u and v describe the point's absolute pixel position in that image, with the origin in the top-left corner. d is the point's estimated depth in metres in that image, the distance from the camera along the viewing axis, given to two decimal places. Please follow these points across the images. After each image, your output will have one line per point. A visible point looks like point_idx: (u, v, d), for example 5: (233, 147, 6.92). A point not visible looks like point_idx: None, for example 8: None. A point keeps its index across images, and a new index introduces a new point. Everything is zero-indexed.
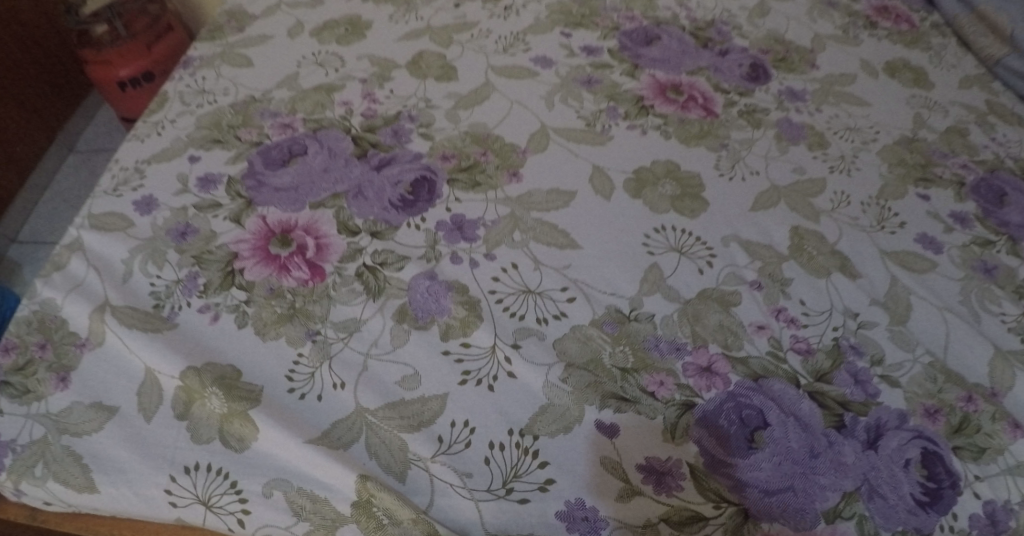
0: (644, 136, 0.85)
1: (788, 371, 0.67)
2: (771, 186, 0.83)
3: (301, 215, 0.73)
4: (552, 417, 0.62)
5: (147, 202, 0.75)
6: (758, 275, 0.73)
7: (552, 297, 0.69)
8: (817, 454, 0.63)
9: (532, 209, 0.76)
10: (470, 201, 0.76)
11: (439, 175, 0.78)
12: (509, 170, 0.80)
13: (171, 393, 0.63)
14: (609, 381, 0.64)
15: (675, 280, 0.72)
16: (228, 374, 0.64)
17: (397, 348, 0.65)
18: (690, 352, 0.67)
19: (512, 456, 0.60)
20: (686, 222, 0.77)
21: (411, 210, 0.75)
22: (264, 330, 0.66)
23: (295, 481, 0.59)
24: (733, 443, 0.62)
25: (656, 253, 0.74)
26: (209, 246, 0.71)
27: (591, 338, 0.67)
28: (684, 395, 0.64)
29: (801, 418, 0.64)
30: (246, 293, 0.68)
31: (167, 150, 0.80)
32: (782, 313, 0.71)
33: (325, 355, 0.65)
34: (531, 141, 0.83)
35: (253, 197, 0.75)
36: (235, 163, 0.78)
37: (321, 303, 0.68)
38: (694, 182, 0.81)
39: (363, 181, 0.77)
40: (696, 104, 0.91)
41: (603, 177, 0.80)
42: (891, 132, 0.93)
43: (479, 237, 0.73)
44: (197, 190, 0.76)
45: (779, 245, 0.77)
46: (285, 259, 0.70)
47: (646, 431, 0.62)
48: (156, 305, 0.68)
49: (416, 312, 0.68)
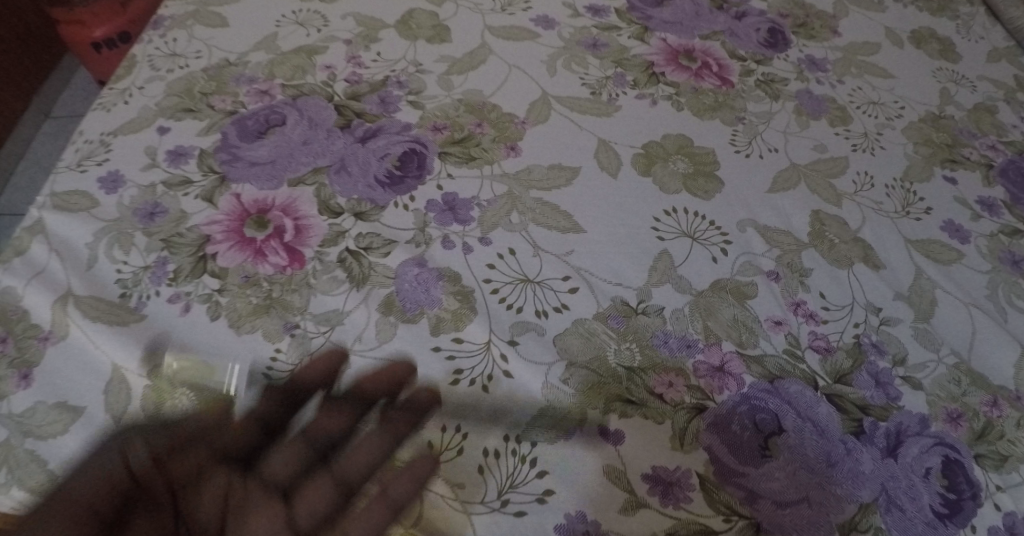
0: (654, 107, 0.79)
1: (806, 371, 0.63)
2: (790, 165, 0.76)
3: (279, 193, 0.68)
4: (551, 422, 0.57)
5: (113, 179, 0.69)
6: (775, 264, 0.68)
7: (552, 286, 0.64)
8: (834, 463, 0.59)
9: (531, 187, 0.70)
10: (463, 177, 0.70)
11: (429, 150, 0.72)
12: (507, 144, 0.73)
13: (140, 392, 0.58)
14: (613, 382, 0.59)
15: (686, 269, 0.66)
16: (198, 371, 0.58)
17: (382, 344, 0.60)
18: (701, 350, 0.62)
19: (508, 465, 0.55)
20: (698, 204, 0.71)
21: (398, 189, 0.69)
22: (239, 323, 0.61)
23: None
24: (746, 450, 0.58)
25: (666, 238, 0.68)
26: (179, 229, 0.66)
27: (594, 333, 0.62)
28: (694, 398, 0.60)
29: (817, 424, 0.60)
30: (219, 281, 0.63)
31: (135, 121, 0.73)
32: (800, 307, 0.66)
33: (305, 351, 0.60)
34: (531, 111, 0.76)
35: (227, 174, 0.69)
36: (207, 135, 0.72)
37: (301, 293, 0.62)
38: (707, 158, 0.75)
39: (346, 156, 0.70)
40: (711, 73, 0.84)
41: (610, 153, 0.74)
42: (918, 107, 0.86)
43: (473, 219, 0.68)
44: (166, 165, 0.70)
45: (798, 231, 0.71)
46: (261, 243, 0.65)
47: (652, 437, 0.58)
48: (122, 295, 0.62)
49: (404, 302, 0.62)
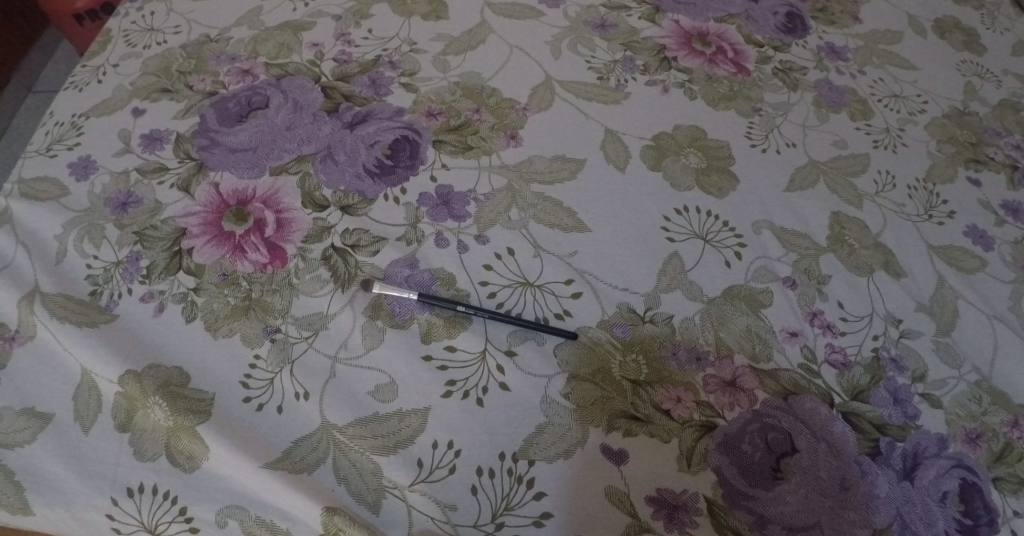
0: (666, 95, 0.72)
1: (820, 387, 0.59)
2: (809, 162, 0.72)
3: (260, 183, 0.63)
4: (550, 439, 0.54)
5: (84, 165, 0.64)
6: (791, 270, 0.64)
7: (554, 291, 0.59)
8: (849, 486, 0.55)
9: (533, 180, 0.65)
10: (459, 168, 0.65)
11: (423, 137, 0.66)
12: (507, 132, 0.67)
13: (111, 399, 0.55)
14: (618, 397, 0.56)
15: (697, 274, 0.61)
16: (173, 378, 0.55)
17: (370, 352, 0.56)
18: (712, 363, 0.58)
19: (502, 486, 0.52)
20: (712, 202, 0.66)
21: (389, 180, 0.63)
22: (215, 326, 0.57)
23: (252, 509, 0.52)
24: (757, 472, 0.55)
25: (677, 241, 0.63)
26: (153, 220, 0.61)
27: (599, 344, 0.57)
28: (703, 415, 0.56)
29: (832, 444, 0.57)
30: (195, 279, 0.58)
31: (108, 101, 0.68)
32: (817, 317, 0.62)
33: (286, 358, 0.55)
34: (533, 97, 0.70)
35: (205, 161, 0.64)
36: (185, 118, 0.67)
37: (282, 294, 0.58)
38: (723, 153, 0.69)
39: (333, 143, 0.65)
40: (725, 59, 0.77)
41: (618, 145, 0.68)
42: (941, 102, 0.81)
43: (469, 215, 0.62)
44: (141, 150, 0.65)
45: (815, 235, 0.67)
46: (240, 238, 0.60)
47: (657, 457, 0.54)
48: (92, 292, 0.58)
49: (393, 307, 0.58)
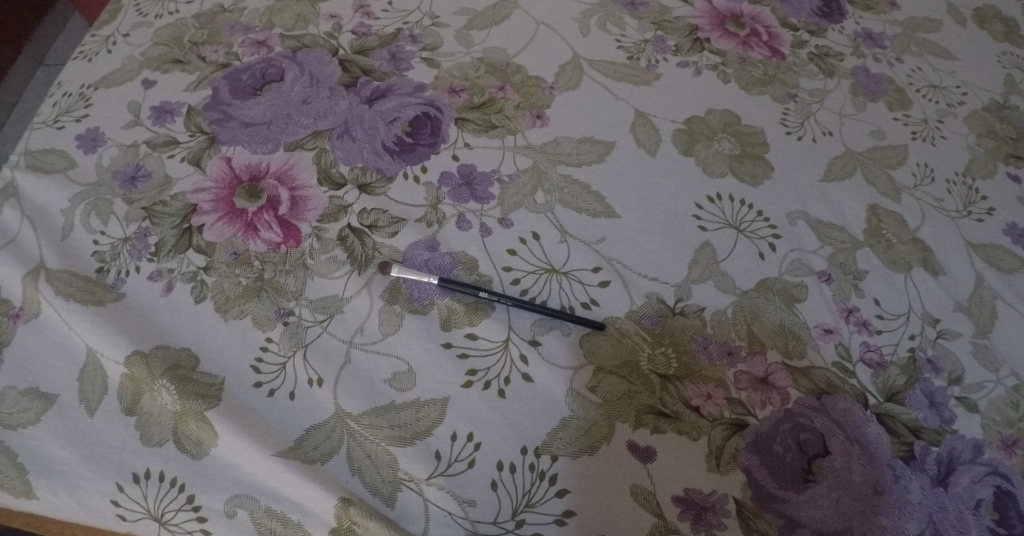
0: (698, 77, 0.69)
1: (855, 387, 0.56)
2: (845, 152, 0.68)
3: (274, 159, 0.60)
4: (573, 434, 0.51)
5: (92, 137, 0.61)
6: (827, 264, 0.61)
7: (580, 279, 0.57)
8: (882, 491, 0.53)
9: (559, 162, 0.62)
10: (482, 147, 0.62)
11: (445, 114, 0.63)
12: (533, 111, 0.64)
13: (117, 381, 0.53)
14: (646, 392, 0.53)
15: (730, 265, 0.59)
16: (181, 361, 0.53)
17: (387, 338, 0.53)
18: (744, 359, 0.55)
19: (524, 481, 0.50)
20: (746, 191, 0.63)
21: (409, 158, 0.61)
22: (226, 307, 0.54)
23: (262, 499, 0.50)
24: (788, 473, 0.52)
25: (709, 230, 0.60)
26: (163, 196, 0.58)
27: (627, 335, 0.55)
28: (734, 413, 0.53)
29: (867, 447, 0.54)
30: (205, 258, 0.56)
31: (118, 72, 0.65)
32: (853, 314, 0.59)
33: (299, 342, 0.53)
34: (560, 75, 0.67)
35: (217, 135, 0.61)
36: (197, 90, 0.64)
37: (296, 275, 0.55)
38: (757, 139, 0.66)
39: (350, 119, 0.62)
40: (759, 42, 0.74)
41: (648, 128, 0.65)
42: (981, 94, 0.77)
43: (493, 197, 0.59)
44: (151, 123, 0.62)
45: (852, 228, 0.63)
46: (253, 216, 0.57)
47: (684, 456, 0.51)
48: (99, 269, 0.56)
49: (411, 291, 0.55)
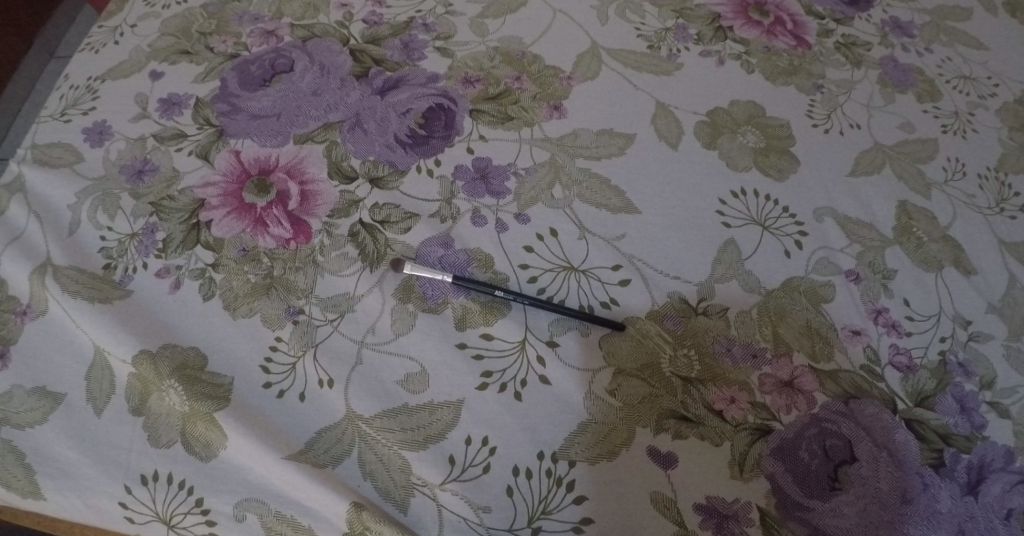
0: (721, 67, 0.66)
1: (884, 391, 0.54)
2: (873, 146, 0.65)
3: (284, 152, 0.58)
4: (591, 438, 0.49)
5: (99, 130, 0.60)
6: (855, 263, 0.58)
7: (600, 277, 0.55)
8: (910, 500, 0.50)
9: (577, 155, 0.60)
10: (498, 140, 0.60)
11: (459, 105, 0.61)
12: (550, 102, 0.62)
13: (125, 380, 0.52)
14: (667, 395, 0.51)
15: (755, 263, 0.56)
16: (189, 360, 0.52)
17: (400, 338, 0.52)
18: (769, 362, 0.53)
19: (541, 487, 0.48)
20: (771, 185, 0.60)
21: (422, 150, 0.59)
22: (234, 306, 0.53)
23: (272, 503, 0.48)
24: (814, 481, 0.50)
25: (733, 226, 0.58)
26: (170, 190, 0.57)
27: (647, 336, 0.53)
28: (758, 418, 0.51)
29: (895, 454, 0.52)
30: (214, 254, 0.54)
31: (125, 63, 0.64)
32: (882, 315, 0.57)
33: (309, 342, 0.52)
34: (579, 65, 0.65)
35: (225, 127, 0.60)
36: (204, 82, 0.62)
37: (306, 273, 0.54)
38: (782, 132, 0.63)
39: (362, 111, 0.60)
40: (784, 30, 0.71)
41: (670, 120, 0.62)
42: (1014, 85, 0.73)
43: (509, 191, 0.58)
44: (158, 115, 0.61)
45: (881, 225, 0.61)
46: (262, 211, 0.56)
47: (706, 462, 0.50)
48: (106, 266, 0.55)
49: (425, 290, 0.54)
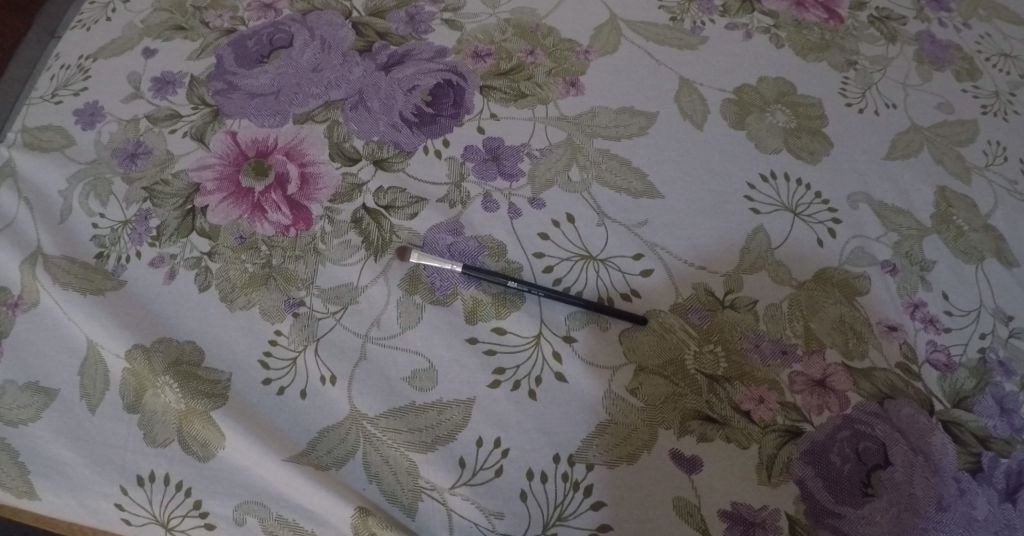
0: (748, 41, 0.62)
1: (920, 391, 0.50)
2: (911, 127, 0.61)
3: (283, 133, 0.55)
4: (611, 440, 0.46)
5: (90, 111, 0.57)
6: (891, 254, 0.54)
7: (619, 266, 0.51)
8: (946, 507, 0.47)
9: (595, 135, 0.56)
10: (510, 119, 0.56)
11: (469, 82, 0.58)
12: (566, 78, 0.59)
13: (118, 376, 0.49)
14: (691, 394, 0.48)
15: (785, 252, 0.53)
16: (185, 355, 0.49)
17: (406, 332, 0.49)
18: (800, 359, 0.50)
19: (556, 492, 0.45)
20: (802, 168, 0.56)
21: (430, 130, 0.55)
22: (232, 297, 0.50)
23: (273, 506, 0.46)
24: (845, 486, 0.47)
25: (762, 212, 0.54)
26: (164, 174, 0.54)
27: (670, 330, 0.50)
28: (788, 419, 0.48)
29: (932, 458, 0.48)
30: (210, 242, 0.52)
31: (117, 41, 0.61)
32: (919, 309, 0.53)
33: (311, 336, 0.49)
34: (596, 38, 0.61)
35: (221, 107, 0.56)
36: (199, 59, 0.59)
37: (307, 262, 0.51)
38: (814, 111, 0.59)
39: (365, 88, 0.57)
40: (814, 2, 0.66)
41: (694, 97, 0.58)
42: None
43: (522, 173, 0.54)
44: (151, 95, 0.58)
45: (919, 213, 0.57)
46: (260, 195, 0.53)
47: (732, 466, 0.47)
48: (98, 255, 0.52)
49: (433, 280, 0.50)
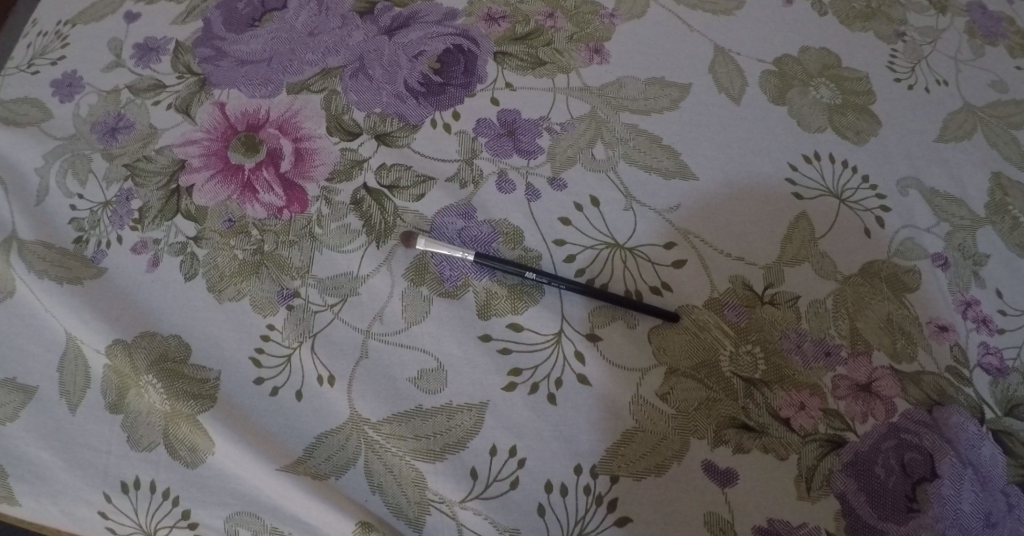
0: (789, 7, 0.57)
1: (970, 397, 0.45)
2: (962, 107, 0.54)
3: (276, 104, 0.50)
4: (638, 450, 0.42)
5: (69, 82, 0.52)
6: (943, 246, 0.49)
7: (647, 255, 0.47)
8: (996, 525, 0.42)
9: (621, 108, 0.51)
10: (528, 89, 0.51)
11: (481, 47, 0.52)
12: (589, 44, 0.53)
13: (99, 373, 0.45)
14: (726, 399, 0.43)
15: (830, 242, 0.48)
16: (170, 351, 0.45)
17: (412, 327, 0.44)
18: (844, 361, 0.45)
19: (577, 506, 0.41)
20: (847, 149, 0.51)
21: (439, 100, 0.51)
22: (220, 287, 0.46)
23: (267, 518, 0.42)
24: (889, 501, 0.42)
25: (805, 196, 0.49)
26: (146, 150, 0.49)
27: (704, 328, 0.45)
28: (830, 427, 0.44)
29: (982, 471, 0.44)
30: (196, 226, 0.47)
31: (98, 4, 0.55)
32: (971, 308, 0.47)
33: (306, 331, 0.44)
34: (622, 1, 0.55)
35: (209, 76, 0.52)
36: (185, 23, 0.54)
37: (302, 248, 0.46)
38: (860, 85, 0.54)
39: (367, 55, 0.52)
40: None
41: (731, 68, 0.53)
42: None
43: (541, 150, 0.49)
44: (133, 63, 0.53)
45: (973, 201, 0.51)
46: (250, 173, 0.48)
47: (770, 479, 0.42)
48: (77, 240, 0.47)
49: (442, 270, 0.46)
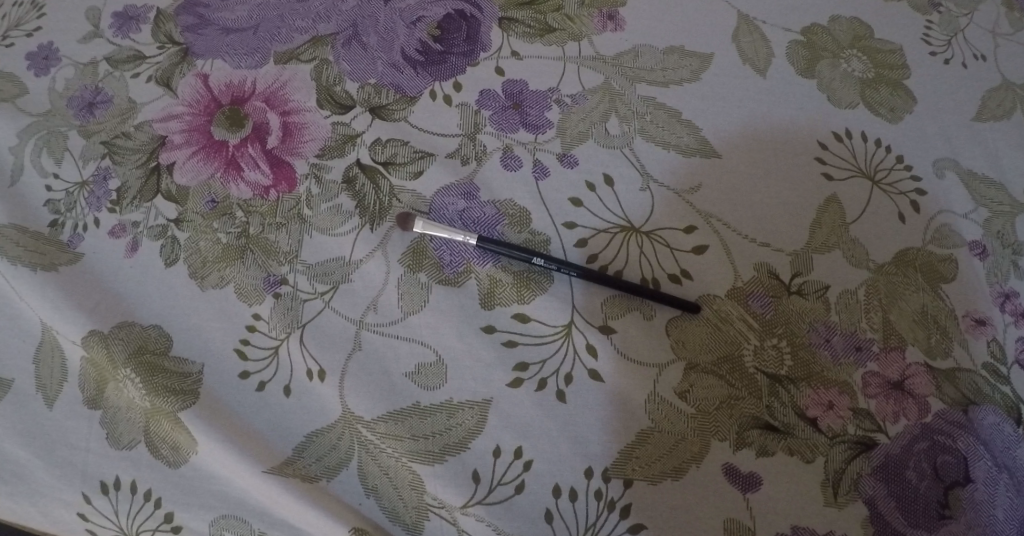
0: None
1: (1008, 396, 0.41)
2: (1002, 83, 0.49)
3: (263, 76, 0.47)
4: (653, 452, 0.39)
5: (44, 55, 0.49)
6: (981, 233, 0.45)
7: (663, 239, 0.43)
8: None
9: (637, 78, 0.47)
10: (535, 58, 0.48)
11: (485, 13, 0.49)
12: (602, 10, 0.50)
13: (76, 367, 0.42)
14: (748, 398, 0.40)
15: (863, 228, 0.44)
16: (150, 342, 0.42)
17: (408, 317, 0.41)
18: (877, 357, 0.41)
19: (587, 512, 0.38)
20: (879, 126, 0.47)
21: (439, 71, 0.47)
22: (203, 273, 0.42)
23: (255, 522, 0.39)
24: (920, 508, 0.39)
25: (835, 177, 0.46)
26: (125, 127, 0.46)
27: (726, 320, 0.42)
28: (861, 428, 0.40)
29: (1018, 476, 0.40)
30: (178, 208, 0.44)
31: None
32: (1009, 300, 0.43)
33: (294, 321, 0.41)
34: None
35: (191, 46, 0.48)
36: None
37: (289, 231, 0.43)
38: (892, 58, 0.50)
39: (362, 21, 0.48)
40: None
41: (755, 37, 0.49)
42: None
43: (550, 124, 0.46)
44: (112, 33, 0.49)
45: (1013, 185, 0.46)
46: (234, 150, 0.45)
47: (795, 484, 0.39)
48: (53, 223, 0.44)
49: (441, 255, 0.42)
